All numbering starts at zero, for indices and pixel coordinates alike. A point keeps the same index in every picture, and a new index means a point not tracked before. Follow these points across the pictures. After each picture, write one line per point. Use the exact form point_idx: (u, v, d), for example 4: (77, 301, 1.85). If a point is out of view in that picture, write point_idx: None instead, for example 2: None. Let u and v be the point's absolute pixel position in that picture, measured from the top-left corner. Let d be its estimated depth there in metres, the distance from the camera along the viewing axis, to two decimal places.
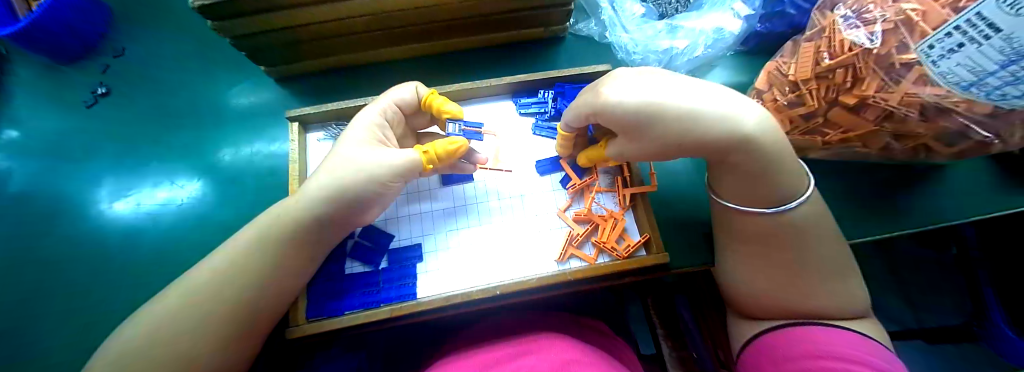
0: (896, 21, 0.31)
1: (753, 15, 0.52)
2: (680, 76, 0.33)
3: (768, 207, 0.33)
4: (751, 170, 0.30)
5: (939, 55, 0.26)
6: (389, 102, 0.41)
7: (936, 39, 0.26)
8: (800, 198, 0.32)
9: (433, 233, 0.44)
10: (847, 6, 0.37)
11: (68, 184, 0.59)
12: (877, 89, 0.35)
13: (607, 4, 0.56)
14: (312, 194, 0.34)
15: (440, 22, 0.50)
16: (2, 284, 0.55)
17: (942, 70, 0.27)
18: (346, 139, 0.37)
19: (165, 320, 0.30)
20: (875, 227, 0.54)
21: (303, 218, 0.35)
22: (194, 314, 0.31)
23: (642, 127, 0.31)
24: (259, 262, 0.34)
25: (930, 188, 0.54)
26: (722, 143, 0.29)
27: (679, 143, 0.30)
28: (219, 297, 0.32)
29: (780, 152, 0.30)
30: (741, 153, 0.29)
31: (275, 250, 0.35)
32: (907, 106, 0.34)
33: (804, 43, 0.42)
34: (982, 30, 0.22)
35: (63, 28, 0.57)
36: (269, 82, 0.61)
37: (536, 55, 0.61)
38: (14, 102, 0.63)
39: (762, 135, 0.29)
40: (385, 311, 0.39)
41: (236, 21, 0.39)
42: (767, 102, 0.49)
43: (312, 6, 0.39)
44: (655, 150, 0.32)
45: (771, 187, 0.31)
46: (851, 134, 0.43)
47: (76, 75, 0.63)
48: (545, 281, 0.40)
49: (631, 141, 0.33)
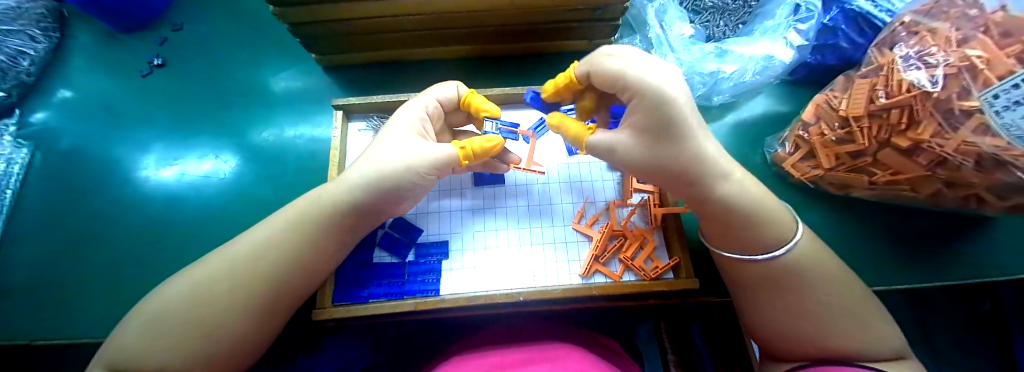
0: (959, 66, 0.29)
1: (806, 46, 0.52)
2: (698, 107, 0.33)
3: (749, 252, 0.34)
4: (723, 216, 0.33)
5: (1004, 106, 0.25)
6: (432, 98, 0.41)
7: (1001, 90, 0.25)
8: (788, 246, 0.32)
9: (460, 232, 0.45)
10: (909, 46, 0.36)
11: (117, 147, 0.62)
12: (933, 134, 0.33)
13: (655, 21, 0.56)
14: (352, 179, 0.35)
15: (491, 27, 0.51)
16: (42, 234, 0.58)
17: (1005, 122, 0.26)
18: (392, 131, 0.38)
19: (198, 293, 0.30)
20: (912, 274, 0.51)
21: (336, 204, 0.35)
22: (227, 289, 0.31)
23: (667, 137, 0.30)
24: (290, 243, 0.34)
25: (973, 241, 0.52)
26: (705, 188, 0.32)
27: (684, 172, 0.31)
28: (252, 274, 0.32)
29: (763, 201, 0.33)
30: (716, 200, 0.32)
31: (306, 235, 0.34)
32: (964, 155, 0.32)
33: (859, 79, 0.41)
34: None
35: None
36: (317, 70, 0.63)
37: (576, 66, 0.61)
38: (72, 64, 0.66)
39: (738, 198, 0.32)
40: (409, 304, 0.39)
41: (294, 9, 0.41)
42: (813, 136, 0.48)
43: (371, 2, 0.40)
44: (654, 162, 0.32)
45: (743, 232, 0.33)
46: (900, 176, 0.41)
47: (133, 44, 0.66)
48: (568, 293, 0.40)
49: (637, 143, 0.32)
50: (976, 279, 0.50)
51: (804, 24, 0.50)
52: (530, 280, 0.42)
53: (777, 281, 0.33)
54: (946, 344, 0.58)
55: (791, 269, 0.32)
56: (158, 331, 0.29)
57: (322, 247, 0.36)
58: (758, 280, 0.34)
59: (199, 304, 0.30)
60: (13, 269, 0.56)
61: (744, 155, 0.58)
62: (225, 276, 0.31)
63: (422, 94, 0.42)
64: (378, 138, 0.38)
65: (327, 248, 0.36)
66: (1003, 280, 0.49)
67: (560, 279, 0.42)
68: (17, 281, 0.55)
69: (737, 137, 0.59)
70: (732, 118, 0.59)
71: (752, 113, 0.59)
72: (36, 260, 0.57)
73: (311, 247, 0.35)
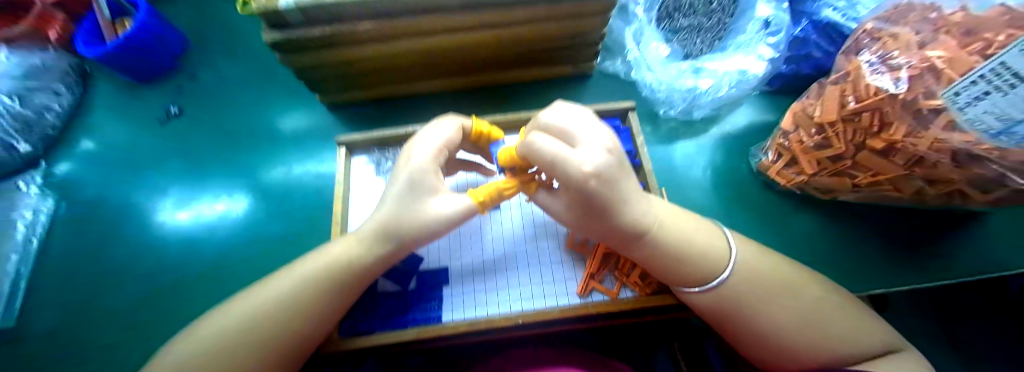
0: (921, 68, 0.32)
1: (776, 58, 0.55)
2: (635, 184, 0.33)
3: (688, 287, 0.36)
4: (655, 267, 0.36)
5: (966, 103, 0.28)
6: (443, 141, 0.37)
7: (962, 87, 0.28)
8: (729, 269, 0.34)
9: (458, 259, 0.46)
10: (872, 51, 0.38)
11: (135, 194, 0.66)
12: (906, 133, 0.35)
13: (633, 44, 0.57)
14: (367, 237, 0.37)
15: (484, 58, 0.55)
16: (63, 279, 0.61)
17: (969, 117, 0.29)
18: (404, 186, 0.36)
19: (223, 342, 0.31)
20: (919, 274, 0.50)
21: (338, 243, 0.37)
22: (249, 334, 0.32)
23: (595, 213, 0.32)
24: (301, 275, 0.35)
25: (969, 236, 0.52)
26: (633, 248, 0.35)
27: (609, 235, 0.35)
28: (270, 313, 0.33)
29: (687, 247, 0.35)
30: (644, 259, 0.35)
31: (321, 272, 0.36)
32: (938, 152, 0.34)
33: (830, 86, 0.43)
34: (1006, 80, 0.24)
35: (140, 53, 0.65)
36: (320, 109, 0.67)
37: (564, 90, 0.64)
38: (93, 116, 0.72)
39: (664, 256, 0.34)
40: (411, 332, 0.40)
41: (309, 56, 0.46)
42: (792, 143, 0.50)
43: (378, 43, 0.46)
44: (586, 229, 0.35)
45: (677, 274, 0.35)
46: (880, 177, 0.42)
47: (150, 95, 0.72)
48: (565, 313, 0.41)
49: (570, 213, 0.35)
50: (978, 275, 0.49)
51: (773, 37, 0.53)
52: (527, 301, 0.42)
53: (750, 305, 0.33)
54: None
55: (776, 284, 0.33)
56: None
57: (334, 285, 0.36)
58: (714, 310, 0.35)
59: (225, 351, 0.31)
60: (37, 313, 0.59)
61: (731, 164, 0.60)
62: (246, 322, 0.32)
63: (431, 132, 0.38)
64: (396, 193, 0.36)
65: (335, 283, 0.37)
66: (1006, 274, 0.49)
67: (559, 298, 0.43)
68: (43, 325, 0.58)
69: (724, 147, 0.60)
70: (717, 132, 0.61)
71: (735, 126, 0.61)
72: (60, 304, 0.59)
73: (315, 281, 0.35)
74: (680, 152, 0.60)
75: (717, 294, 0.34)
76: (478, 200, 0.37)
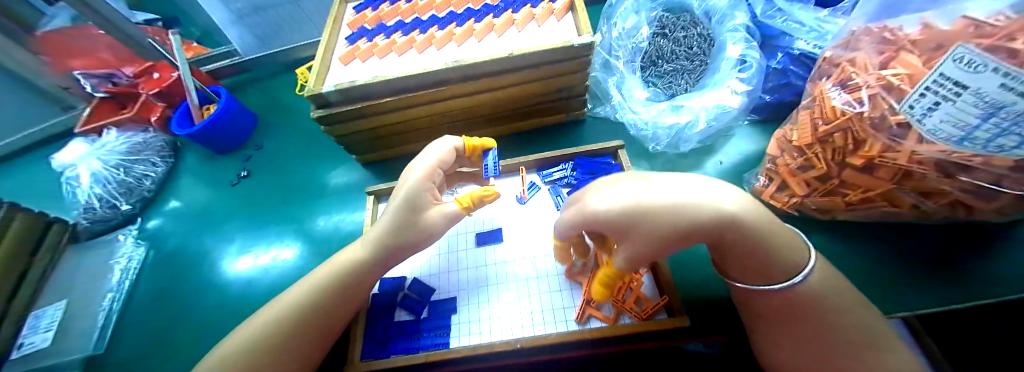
0: (879, 87, 0.36)
1: (753, 90, 0.58)
2: (660, 176, 0.33)
3: (778, 283, 0.31)
4: (748, 244, 0.30)
5: (922, 114, 0.32)
6: (432, 161, 0.45)
7: (914, 100, 0.32)
8: (808, 269, 0.31)
9: (466, 289, 0.50)
10: (834, 78, 0.43)
11: (208, 242, 0.79)
12: (883, 149, 0.38)
13: (615, 91, 0.65)
14: (375, 245, 0.44)
15: (485, 116, 0.65)
16: (140, 316, 0.71)
17: (929, 128, 0.32)
18: (401, 197, 0.44)
19: (258, 334, 0.37)
20: (955, 295, 0.47)
21: (355, 256, 0.44)
22: (281, 330, 0.38)
23: (642, 218, 0.29)
24: (324, 285, 0.41)
25: (1002, 252, 0.49)
26: (719, 232, 0.29)
27: (689, 234, 0.29)
28: (296, 315, 0.39)
29: (760, 216, 0.30)
30: (730, 236, 0.29)
31: (342, 277, 0.42)
32: (920, 164, 0.36)
33: (804, 112, 0.48)
34: (951, 88, 0.29)
35: (216, 132, 0.81)
36: (357, 166, 0.80)
37: (560, 135, 0.70)
38: (181, 181, 0.89)
39: (744, 216, 0.29)
40: (421, 356, 0.43)
41: (351, 123, 0.58)
42: (780, 166, 0.52)
43: (402, 110, 0.57)
44: (657, 247, 0.30)
45: (766, 254, 0.30)
46: (870, 193, 0.44)
47: (227, 162, 0.89)
48: (563, 338, 0.43)
49: (633, 244, 0.31)
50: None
51: (744, 73, 0.57)
52: (528, 329, 0.45)
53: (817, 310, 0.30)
54: None
55: (819, 293, 0.31)
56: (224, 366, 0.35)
57: (348, 285, 0.43)
58: (789, 310, 0.31)
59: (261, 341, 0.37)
60: (119, 348, 0.68)
61: None
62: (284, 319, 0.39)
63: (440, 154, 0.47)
64: (396, 205, 0.44)
65: (352, 289, 0.43)
66: None
67: (558, 324, 0.45)
68: (115, 358, 0.67)
69: (721, 175, 0.61)
70: (714, 163, 0.63)
71: (729, 155, 0.63)
72: (132, 339, 0.69)
73: (337, 285, 0.42)
74: None
75: (789, 294, 0.31)
76: (461, 205, 0.47)
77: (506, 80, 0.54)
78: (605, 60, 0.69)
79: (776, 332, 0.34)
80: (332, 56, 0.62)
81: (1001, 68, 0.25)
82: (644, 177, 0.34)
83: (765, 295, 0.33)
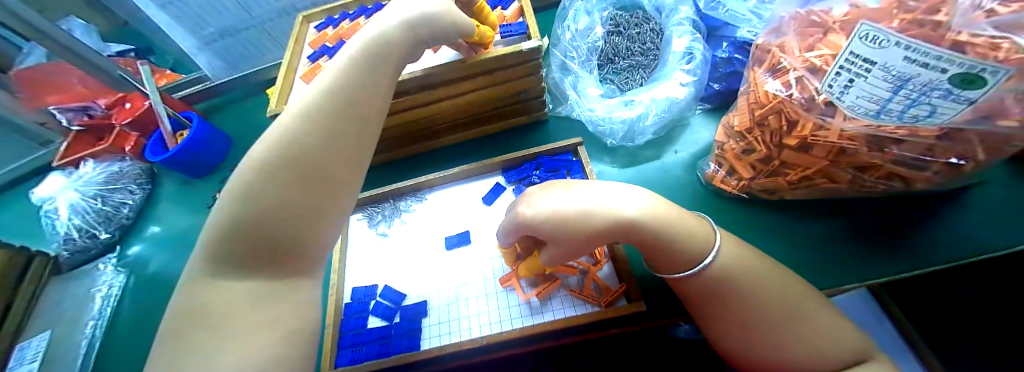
0: (803, 69, 0.38)
1: (700, 80, 0.61)
2: (581, 188, 0.39)
3: (688, 270, 0.35)
4: (651, 240, 0.35)
5: (840, 91, 0.35)
6: None
7: (833, 79, 0.34)
8: (714, 254, 0.34)
9: (437, 291, 0.52)
10: (767, 64, 0.45)
11: None
12: (815, 128, 0.40)
13: (572, 90, 0.68)
14: (388, 43, 0.35)
15: (449, 122, 0.67)
16: (123, 344, 0.71)
17: (849, 104, 0.35)
18: None
19: (258, 202, 0.24)
20: (898, 263, 0.50)
21: (359, 58, 0.33)
22: (250, 234, 0.24)
23: (559, 224, 0.36)
24: (324, 100, 0.29)
25: (944, 219, 0.52)
26: (620, 232, 0.35)
27: (596, 237, 0.35)
28: (291, 151, 0.26)
29: (666, 218, 0.35)
30: (632, 234, 0.35)
31: (318, 142, 0.27)
32: (846, 139, 0.39)
33: (743, 98, 0.50)
34: (862, 66, 0.31)
35: (194, 156, 0.83)
36: None
37: (525, 136, 0.72)
38: (158, 206, 0.89)
39: (644, 219, 0.34)
40: (393, 359, 0.45)
41: None
42: (727, 152, 0.55)
43: None
44: (573, 248, 0.36)
45: (670, 254, 0.35)
46: (809, 171, 0.47)
47: (204, 186, 0.89)
48: (528, 330, 0.44)
49: (556, 247, 0.37)
50: (964, 258, 0.49)
51: (689, 65, 0.60)
52: (496, 325, 0.47)
53: (730, 290, 0.33)
54: (1013, 340, 0.49)
55: (728, 274, 0.34)
56: (232, 228, 0.24)
57: (351, 92, 0.31)
58: (710, 291, 0.34)
59: (225, 261, 0.24)
60: None
61: (688, 179, 0.63)
62: (249, 219, 0.24)
63: (400, 2, 0.39)
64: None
65: (366, 103, 0.32)
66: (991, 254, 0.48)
67: (523, 320, 0.46)
68: None
69: (678, 165, 0.64)
70: (670, 154, 0.65)
71: (686, 144, 0.66)
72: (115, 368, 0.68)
73: (338, 98, 0.30)
74: (643, 174, 0.64)
75: (704, 278, 0.34)
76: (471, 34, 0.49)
77: (464, 87, 0.56)
78: (562, 61, 0.70)
79: (711, 323, 0.36)
80: (295, 76, 0.64)
81: (903, 42, 0.27)
82: (569, 186, 0.40)
83: (691, 280, 0.35)
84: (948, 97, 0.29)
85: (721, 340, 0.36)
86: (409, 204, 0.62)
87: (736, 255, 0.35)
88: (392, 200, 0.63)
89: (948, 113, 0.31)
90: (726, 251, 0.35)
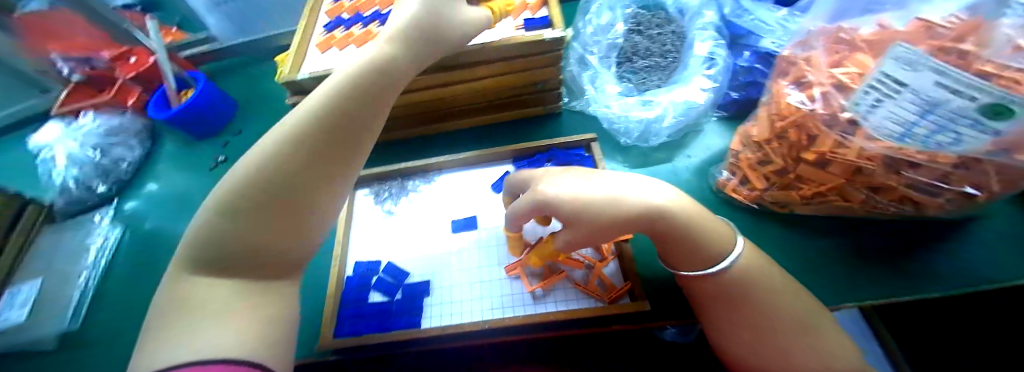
0: (830, 84, 0.39)
1: (718, 87, 0.62)
2: (605, 175, 0.39)
3: (709, 268, 0.35)
4: (676, 232, 0.35)
5: (866, 111, 0.34)
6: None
7: (860, 97, 0.34)
8: (732, 258, 0.35)
9: (439, 274, 0.52)
10: (790, 76, 0.45)
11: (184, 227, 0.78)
12: (834, 146, 0.40)
13: (590, 85, 0.68)
14: (403, 47, 0.35)
15: (464, 106, 0.66)
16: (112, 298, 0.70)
17: (873, 124, 0.35)
18: None
19: (244, 211, 0.25)
20: (901, 284, 0.50)
21: (371, 61, 0.33)
22: (233, 242, 0.25)
23: (587, 207, 0.35)
24: (324, 108, 0.29)
25: (943, 245, 0.53)
26: (646, 220, 0.35)
27: (622, 223, 0.35)
28: (281, 162, 0.26)
29: (690, 212, 0.35)
30: (659, 223, 0.35)
31: (308, 153, 0.27)
32: (864, 158, 0.39)
33: (763, 108, 0.50)
34: (893, 87, 0.31)
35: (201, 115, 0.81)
36: None
37: (537, 127, 0.71)
38: (158, 163, 0.87)
39: (671, 208, 0.35)
40: (393, 335, 0.45)
41: None
42: (743, 161, 0.56)
43: None
44: (597, 233, 0.35)
45: (689, 250, 0.35)
46: (824, 187, 0.47)
47: (205, 148, 0.87)
48: (529, 319, 0.44)
49: (578, 231, 0.36)
50: (961, 285, 0.50)
51: (710, 70, 0.61)
52: (498, 311, 0.47)
53: (740, 293, 0.34)
54: None
55: (740, 278, 0.34)
56: (216, 231, 0.25)
57: (356, 99, 0.30)
58: (720, 293, 0.35)
59: (208, 262, 0.26)
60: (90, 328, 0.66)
61: (697, 185, 0.63)
62: (232, 224, 0.25)
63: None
64: None
65: (369, 113, 0.31)
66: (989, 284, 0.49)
67: (524, 309, 0.47)
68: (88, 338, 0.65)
69: (688, 170, 0.64)
70: (682, 158, 0.65)
71: (698, 150, 0.65)
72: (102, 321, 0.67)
73: (338, 106, 0.29)
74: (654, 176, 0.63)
75: (717, 280, 0.35)
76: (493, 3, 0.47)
77: (480, 72, 0.55)
78: (581, 55, 0.71)
79: (715, 324, 0.37)
80: (310, 45, 0.62)
81: (937, 67, 0.27)
82: (593, 174, 0.40)
83: (700, 281, 0.36)
84: (976, 125, 0.29)
85: (723, 343, 0.37)
86: (416, 185, 0.62)
87: (748, 261, 0.35)
88: (400, 179, 0.63)
89: (974, 141, 0.31)
90: (740, 256, 0.35)
